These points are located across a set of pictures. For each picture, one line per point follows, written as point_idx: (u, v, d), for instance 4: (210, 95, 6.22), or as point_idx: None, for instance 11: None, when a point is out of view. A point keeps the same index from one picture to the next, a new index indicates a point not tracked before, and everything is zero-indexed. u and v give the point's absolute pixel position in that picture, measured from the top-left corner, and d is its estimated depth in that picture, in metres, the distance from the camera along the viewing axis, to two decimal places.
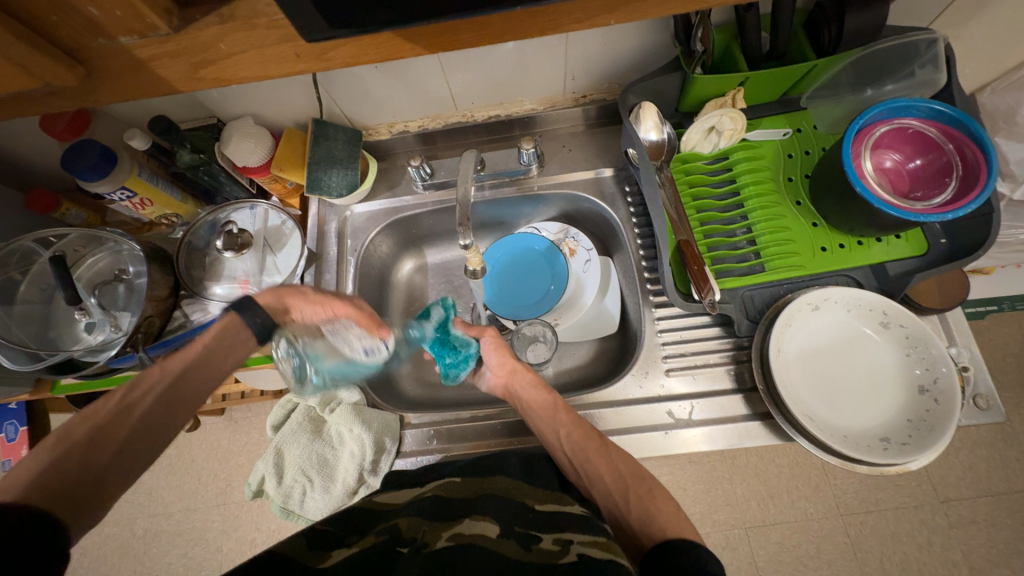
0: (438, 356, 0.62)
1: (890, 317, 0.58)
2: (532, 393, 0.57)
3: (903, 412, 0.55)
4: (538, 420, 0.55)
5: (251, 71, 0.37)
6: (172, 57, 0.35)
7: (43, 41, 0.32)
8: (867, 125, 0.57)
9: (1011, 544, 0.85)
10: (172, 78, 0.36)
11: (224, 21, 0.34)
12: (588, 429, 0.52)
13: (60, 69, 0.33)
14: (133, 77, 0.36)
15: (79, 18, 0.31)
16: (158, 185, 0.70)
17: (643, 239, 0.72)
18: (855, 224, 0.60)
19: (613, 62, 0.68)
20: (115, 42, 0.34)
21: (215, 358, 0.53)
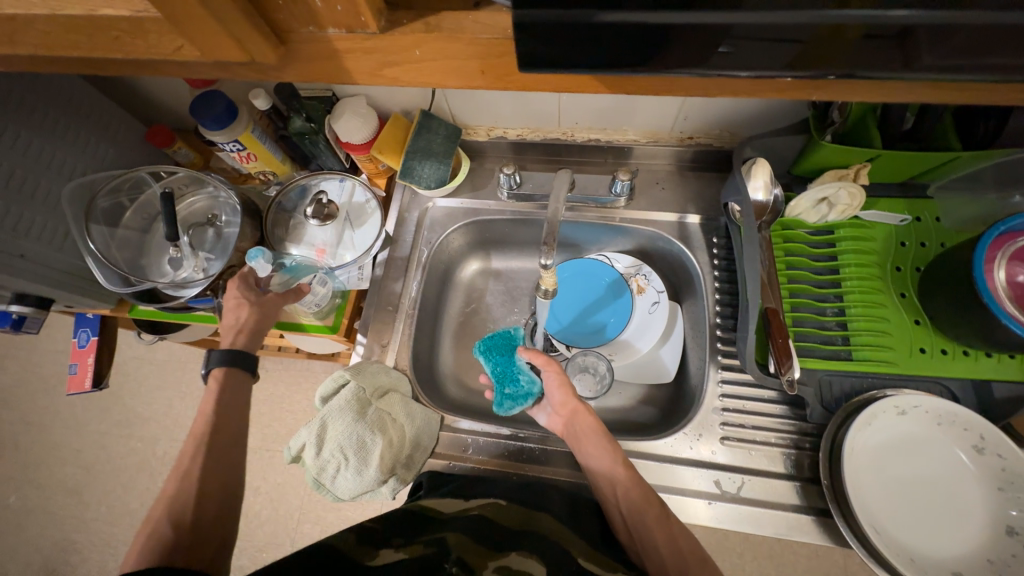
0: (498, 385, 0.66)
1: (987, 443, 0.53)
2: (589, 437, 0.57)
3: (983, 549, 0.51)
4: (595, 465, 0.55)
5: (430, 77, 0.37)
6: (365, 52, 0.36)
7: (261, 18, 0.33)
8: (1010, 232, 0.53)
9: None
10: (356, 70, 0.37)
11: (428, 30, 0.34)
12: (647, 491, 0.52)
13: (267, 48, 0.34)
14: (323, 62, 0.37)
15: (304, 7, 0.32)
16: (265, 144, 0.73)
17: (722, 295, 0.70)
18: (966, 332, 0.55)
19: (734, 111, 0.66)
20: (322, 31, 0.34)
21: (237, 393, 0.60)
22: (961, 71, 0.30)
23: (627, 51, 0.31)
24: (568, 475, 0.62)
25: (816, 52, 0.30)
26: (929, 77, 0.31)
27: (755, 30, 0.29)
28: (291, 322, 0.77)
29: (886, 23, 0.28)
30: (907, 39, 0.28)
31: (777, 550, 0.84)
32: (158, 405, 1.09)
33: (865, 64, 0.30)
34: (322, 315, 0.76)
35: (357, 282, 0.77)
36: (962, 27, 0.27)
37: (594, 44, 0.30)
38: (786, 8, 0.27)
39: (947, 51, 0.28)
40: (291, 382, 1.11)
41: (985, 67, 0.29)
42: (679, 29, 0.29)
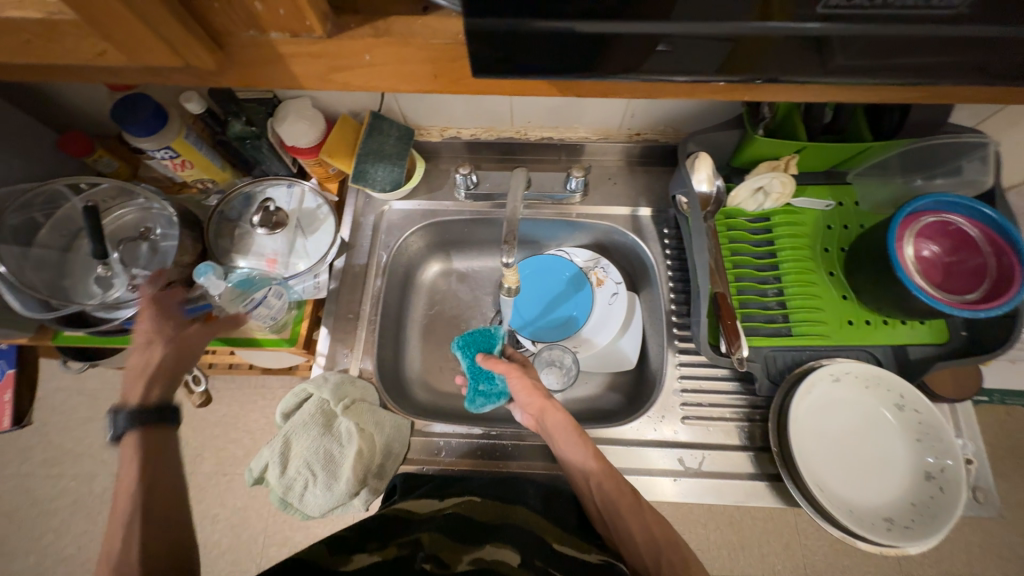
0: (473, 381, 0.68)
1: (906, 400, 0.59)
2: (561, 432, 0.58)
3: (908, 495, 0.57)
4: (568, 458, 0.57)
5: (382, 81, 0.37)
6: (311, 57, 0.34)
7: (196, 22, 0.31)
8: (915, 212, 0.60)
9: None
10: (304, 75, 0.36)
11: (378, 34, 0.33)
12: (619, 480, 0.55)
13: (204, 52, 0.32)
14: (266, 66, 0.35)
15: (243, 10, 0.31)
16: (202, 150, 0.68)
17: (676, 283, 0.73)
18: (885, 304, 0.61)
19: (676, 109, 0.70)
20: (264, 35, 0.33)
21: (163, 449, 0.52)
22: (869, 72, 0.33)
23: (578, 59, 0.32)
24: (542, 468, 0.64)
25: (743, 57, 0.32)
26: (846, 78, 0.34)
27: (693, 29, 0.30)
28: (245, 338, 0.71)
29: (800, 33, 0.30)
30: (824, 44, 0.31)
31: (736, 516, 0.89)
32: (95, 439, 1.00)
33: (791, 67, 0.33)
34: (278, 328, 0.71)
35: (314, 292, 0.73)
36: (865, 35, 0.30)
37: (545, 53, 0.32)
38: (716, 19, 0.30)
39: (856, 52, 0.32)
40: (246, 400, 1.04)
41: (887, 67, 0.33)
42: (623, 38, 0.31)
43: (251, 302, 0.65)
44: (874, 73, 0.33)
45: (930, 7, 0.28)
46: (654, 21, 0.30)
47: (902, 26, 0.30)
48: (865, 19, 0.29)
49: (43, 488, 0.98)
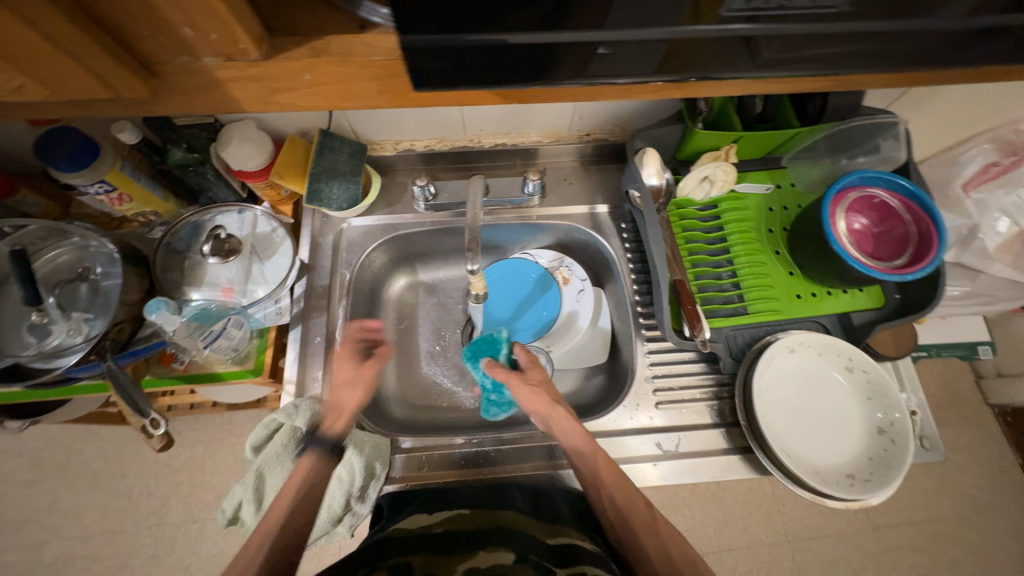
0: (485, 391, 0.68)
1: (854, 362, 0.64)
2: (573, 441, 0.58)
3: (865, 450, 0.61)
4: (579, 466, 0.57)
5: (327, 101, 0.37)
6: (251, 81, 0.34)
7: (124, 52, 0.30)
8: (843, 189, 0.65)
9: None
10: (246, 99, 0.35)
11: (317, 54, 0.33)
12: (633, 492, 0.55)
13: (135, 81, 0.31)
14: (202, 92, 0.34)
15: (172, 36, 0.30)
16: (140, 181, 0.65)
17: (637, 274, 0.76)
18: (827, 276, 0.66)
19: (620, 108, 0.73)
20: (198, 61, 0.32)
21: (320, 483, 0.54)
22: (788, 65, 0.36)
23: (518, 71, 0.34)
24: (544, 463, 0.64)
25: (679, 58, 0.35)
26: (772, 71, 0.37)
27: (629, 33, 0.32)
28: (205, 373, 0.69)
29: (724, 35, 0.33)
30: (746, 42, 0.34)
31: (718, 492, 0.93)
32: (47, 501, 0.92)
33: (719, 65, 0.35)
34: (241, 359, 0.69)
35: (277, 317, 0.70)
36: (780, 34, 0.33)
37: (484, 64, 0.33)
38: (649, 26, 0.32)
39: (776, 48, 0.34)
40: (213, 440, 0.98)
41: (804, 60, 0.36)
42: (559, 47, 0.32)
43: (209, 335, 0.63)
44: (794, 66, 0.36)
45: (839, 10, 0.32)
46: (589, 30, 0.31)
47: (814, 25, 0.33)
48: (783, 18, 0.32)
49: None
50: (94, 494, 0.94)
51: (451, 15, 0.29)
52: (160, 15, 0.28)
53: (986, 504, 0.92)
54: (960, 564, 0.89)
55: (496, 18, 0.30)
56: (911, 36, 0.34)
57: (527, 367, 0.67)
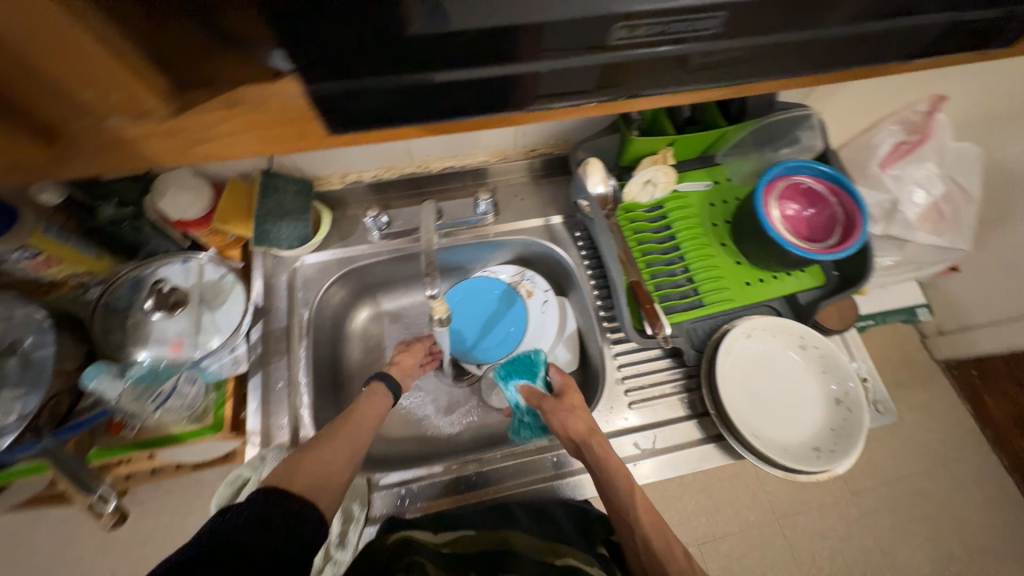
0: (517, 414, 0.69)
1: (806, 340, 0.68)
2: (612, 474, 0.57)
3: (827, 422, 0.64)
4: (616, 503, 0.56)
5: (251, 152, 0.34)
6: (165, 137, 0.32)
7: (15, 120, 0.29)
8: (772, 179, 0.69)
9: (936, 543, 0.90)
10: (160, 155, 0.33)
11: (228, 107, 0.31)
12: (669, 537, 0.54)
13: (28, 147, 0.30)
14: (112, 154, 0.32)
15: (65, 100, 0.28)
16: (68, 241, 0.61)
17: (597, 279, 0.78)
18: (770, 261, 0.70)
19: (559, 123, 0.75)
20: (100, 122, 0.31)
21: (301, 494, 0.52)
22: (709, 80, 0.38)
23: (436, 107, 0.35)
24: (552, 475, 0.65)
25: (609, 78, 0.35)
26: (697, 85, 0.38)
27: (561, 65, 0.33)
28: (158, 436, 0.64)
29: (647, 58, 0.34)
30: (666, 62, 0.35)
31: (706, 482, 0.91)
32: None
33: (650, 80, 0.36)
34: (198, 417, 0.64)
35: (233, 367, 0.67)
36: (697, 53, 0.35)
37: (402, 104, 0.34)
38: (576, 53, 0.33)
39: (693, 67, 0.36)
40: (174, 505, 0.91)
41: (723, 74, 0.37)
42: (476, 83, 0.33)
43: (159, 396, 0.59)
44: (717, 77, 0.37)
45: (747, 26, 0.34)
46: (504, 63, 0.33)
47: (729, 40, 0.34)
48: (699, 38, 0.34)
49: None
50: None
51: (356, 60, 0.30)
52: (53, 81, 0.27)
53: (947, 456, 0.98)
54: (940, 521, 0.92)
55: (403, 62, 0.31)
56: (815, 44, 0.36)
57: (562, 390, 0.66)
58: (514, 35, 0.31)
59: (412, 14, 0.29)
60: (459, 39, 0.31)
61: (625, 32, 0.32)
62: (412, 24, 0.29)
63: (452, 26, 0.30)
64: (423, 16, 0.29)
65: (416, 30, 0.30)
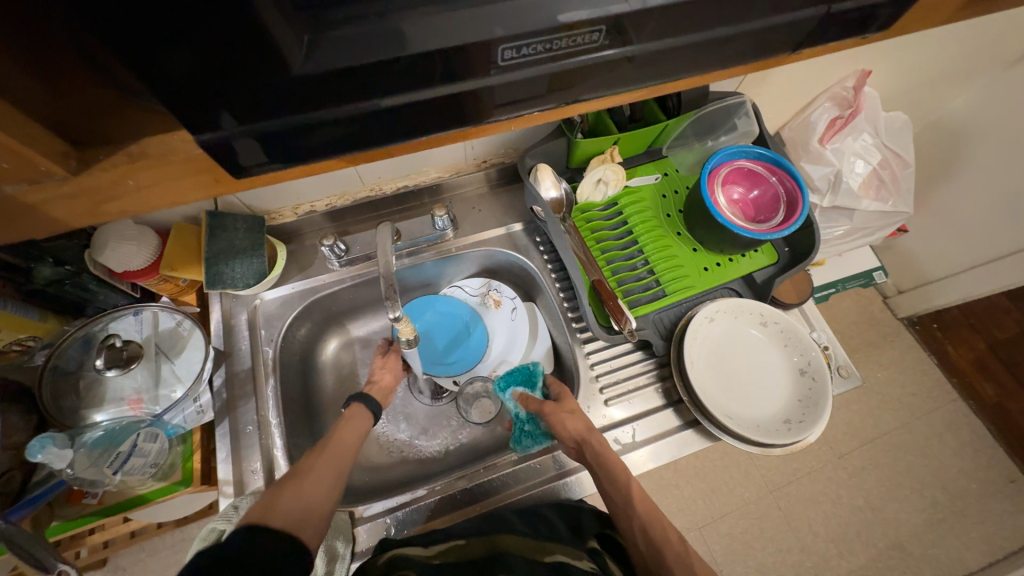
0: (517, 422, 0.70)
1: (766, 316, 0.70)
2: (611, 468, 0.59)
3: (794, 393, 0.67)
4: (615, 497, 0.58)
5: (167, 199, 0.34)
6: (68, 199, 0.31)
7: None
8: (715, 167, 0.72)
9: (920, 493, 0.93)
10: (69, 217, 0.32)
11: (134, 159, 0.32)
12: (665, 524, 0.55)
13: None
14: (14, 223, 0.31)
15: None
16: (6, 308, 0.57)
17: (561, 282, 0.79)
18: (723, 245, 0.72)
19: (506, 133, 0.76)
20: None
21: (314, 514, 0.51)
22: (642, 82, 0.38)
23: (349, 140, 0.34)
24: (556, 475, 0.66)
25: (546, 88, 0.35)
26: (636, 83, 0.38)
27: (503, 82, 0.33)
28: (126, 499, 0.62)
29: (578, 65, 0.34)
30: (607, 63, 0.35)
31: (699, 464, 0.91)
32: None
33: (593, 85, 0.37)
34: (165, 473, 0.62)
35: (198, 417, 0.64)
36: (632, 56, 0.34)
37: (311, 139, 0.33)
38: (514, 69, 0.32)
39: (634, 65, 0.35)
40: (161, 564, 0.88)
41: (655, 76, 0.38)
42: (391, 110, 0.32)
43: (116, 458, 0.55)
44: (651, 76, 0.38)
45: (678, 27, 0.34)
46: (412, 91, 0.32)
47: (660, 41, 0.34)
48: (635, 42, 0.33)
49: None
50: None
51: (241, 105, 0.29)
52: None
53: (920, 408, 1.02)
54: (921, 471, 0.95)
55: (297, 102, 0.30)
56: (739, 38, 0.36)
57: (560, 395, 0.70)
58: (469, 55, 0.30)
59: (291, 52, 0.27)
60: (351, 75, 0.29)
61: (511, 52, 0.31)
62: (293, 63, 0.27)
63: (408, 48, 0.29)
64: (302, 54, 0.27)
65: (299, 66, 0.28)
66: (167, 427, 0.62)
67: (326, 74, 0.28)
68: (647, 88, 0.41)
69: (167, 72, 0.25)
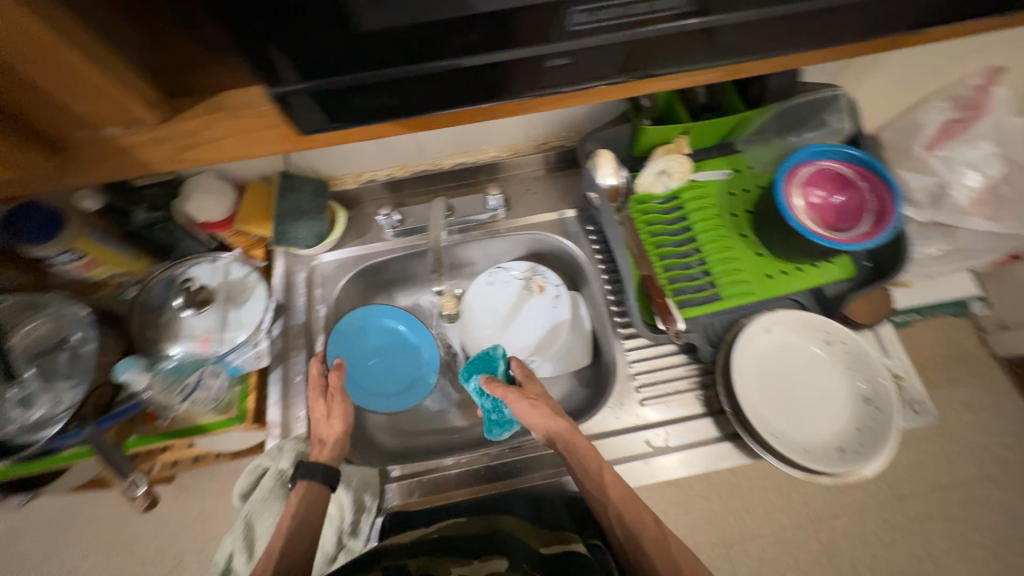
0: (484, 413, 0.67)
1: (832, 334, 0.64)
2: (578, 456, 0.57)
3: (854, 421, 0.61)
4: (586, 484, 0.56)
5: (231, 154, 0.36)
6: (155, 143, 0.35)
7: (27, 132, 0.32)
8: (795, 166, 0.66)
9: (989, 554, 0.83)
10: (158, 160, 0.35)
11: (214, 111, 0.35)
12: (641, 507, 0.54)
13: (40, 157, 0.33)
14: (114, 162, 0.35)
15: (66, 114, 0.31)
16: (109, 245, 0.66)
17: (608, 273, 0.76)
18: (793, 252, 0.66)
19: (568, 114, 0.74)
20: (100, 132, 0.34)
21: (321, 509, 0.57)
22: (700, 60, 0.37)
23: (410, 103, 0.35)
24: (553, 471, 0.65)
25: (602, 61, 0.35)
26: (694, 62, 0.37)
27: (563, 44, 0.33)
28: (190, 426, 0.68)
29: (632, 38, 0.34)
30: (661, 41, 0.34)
31: (735, 481, 0.87)
32: (66, 570, 0.95)
33: (665, 57, 0.36)
34: (223, 408, 0.68)
35: (256, 361, 0.70)
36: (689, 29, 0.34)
37: (373, 98, 0.34)
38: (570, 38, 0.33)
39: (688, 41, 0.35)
40: (218, 488, 0.99)
41: (716, 48, 0.36)
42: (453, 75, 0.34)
43: (185, 389, 0.65)
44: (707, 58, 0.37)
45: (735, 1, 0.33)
46: (477, 54, 0.33)
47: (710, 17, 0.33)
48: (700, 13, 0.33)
49: None
50: (110, 560, 0.96)
51: (308, 59, 0.30)
52: (50, 98, 0.30)
53: (1007, 461, 0.89)
54: (995, 530, 0.84)
55: (365, 58, 0.31)
56: (801, 16, 0.35)
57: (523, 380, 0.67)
58: (522, 19, 0.31)
59: (360, 10, 0.28)
60: (411, 34, 0.30)
61: (581, 17, 0.32)
62: (363, 20, 0.29)
63: (478, 8, 0.30)
64: (372, 12, 0.29)
65: (365, 26, 0.29)
66: (229, 365, 0.68)
67: (391, 31, 0.30)
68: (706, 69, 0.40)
69: (250, 22, 0.27)
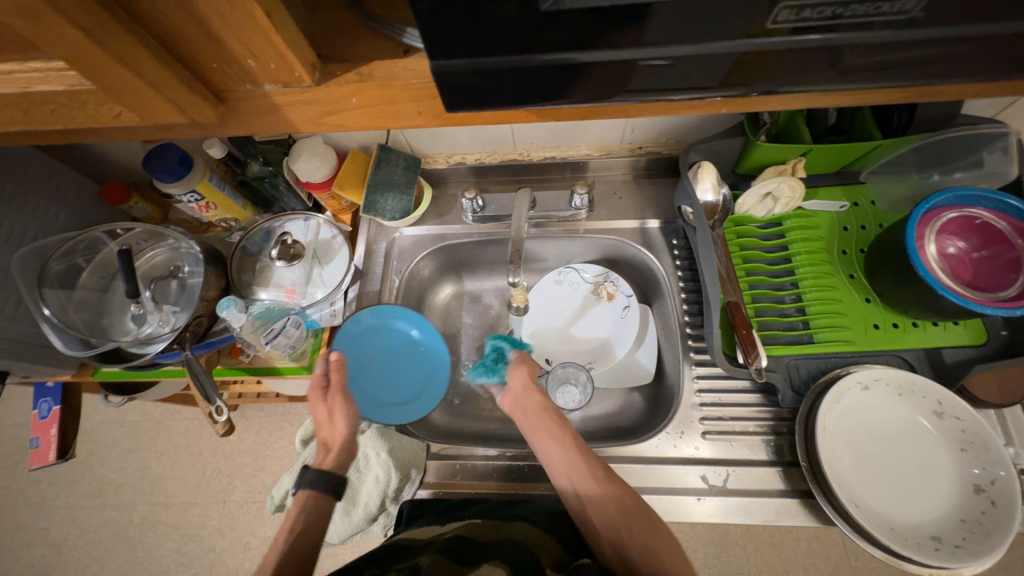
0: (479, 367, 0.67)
1: (945, 407, 0.56)
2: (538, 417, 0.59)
3: (957, 510, 0.53)
4: (546, 448, 0.57)
5: (371, 120, 0.39)
6: (304, 104, 0.37)
7: (198, 81, 0.34)
8: (933, 209, 0.57)
9: None
10: (299, 121, 0.38)
11: (362, 79, 0.35)
12: (595, 466, 0.55)
13: (206, 108, 0.35)
14: (265, 116, 0.38)
15: (238, 67, 0.33)
16: (224, 191, 0.72)
17: (688, 293, 0.72)
18: (910, 305, 0.58)
19: (673, 120, 0.70)
20: (260, 88, 0.36)
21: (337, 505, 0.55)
22: (856, 79, 0.32)
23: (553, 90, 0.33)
24: None
25: (747, 70, 0.31)
26: (851, 79, 0.32)
27: (692, 47, 0.29)
28: (267, 366, 0.74)
29: (785, 46, 0.29)
30: (821, 51, 0.30)
31: None
32: (142, 469, 1.08)
33: (808, 79, 0.32)
34: (297, 356, 0.73)
35: (331, 318, 0.75)
36: (856, 43, 0.29)
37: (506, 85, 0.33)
38: (709, 39, 0.29)
39: (862, 51, 0.30)
40: (275, 426, 1.08)
41: (885, 65, 0.31)
42: (599, 67, 0.31)
43: (271, 332, 0.67)
44: (860, 77, 0.32)
45: (925, 14, 0.27)
46: (626, 49, 0.30)
47: (886, 31, 0.28)
48: (876, 23, 0.28)
49: (96, 515, 1.07)
50: (179, 467, 1.08)
51: (462, 39, 0.29)
52: (228, 49, 0.32)
53: None
54: None
55: (518, 43, 0.29)
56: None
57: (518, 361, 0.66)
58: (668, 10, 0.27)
59: None
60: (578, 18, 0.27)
61: (786, 14, 0.27)
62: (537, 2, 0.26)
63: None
64: None
65: (549, 6, 0.27)
66: (307, 317, 0.74)
67: (571, 14, 0.27)
68: (849, 91, 0.35)
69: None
